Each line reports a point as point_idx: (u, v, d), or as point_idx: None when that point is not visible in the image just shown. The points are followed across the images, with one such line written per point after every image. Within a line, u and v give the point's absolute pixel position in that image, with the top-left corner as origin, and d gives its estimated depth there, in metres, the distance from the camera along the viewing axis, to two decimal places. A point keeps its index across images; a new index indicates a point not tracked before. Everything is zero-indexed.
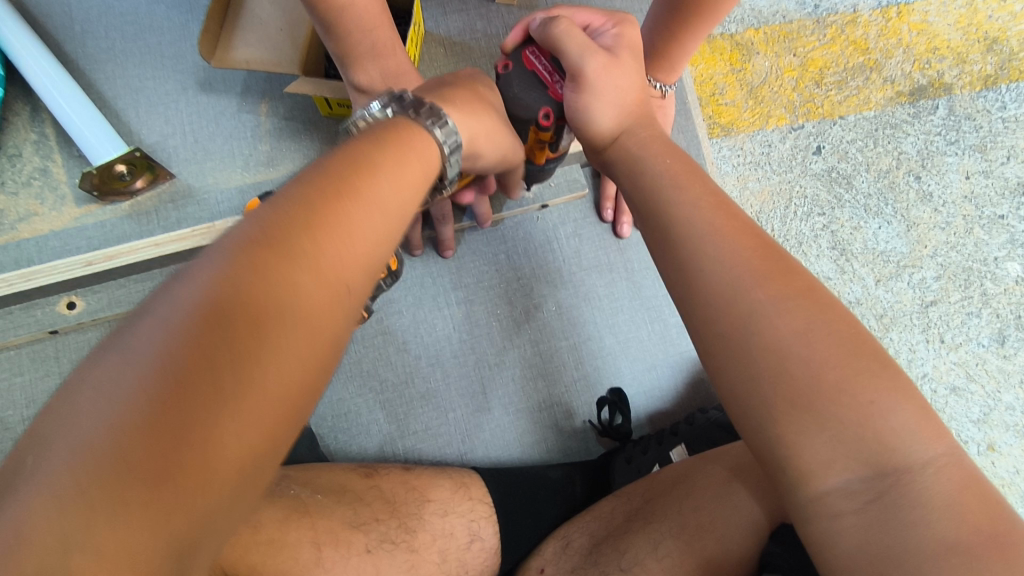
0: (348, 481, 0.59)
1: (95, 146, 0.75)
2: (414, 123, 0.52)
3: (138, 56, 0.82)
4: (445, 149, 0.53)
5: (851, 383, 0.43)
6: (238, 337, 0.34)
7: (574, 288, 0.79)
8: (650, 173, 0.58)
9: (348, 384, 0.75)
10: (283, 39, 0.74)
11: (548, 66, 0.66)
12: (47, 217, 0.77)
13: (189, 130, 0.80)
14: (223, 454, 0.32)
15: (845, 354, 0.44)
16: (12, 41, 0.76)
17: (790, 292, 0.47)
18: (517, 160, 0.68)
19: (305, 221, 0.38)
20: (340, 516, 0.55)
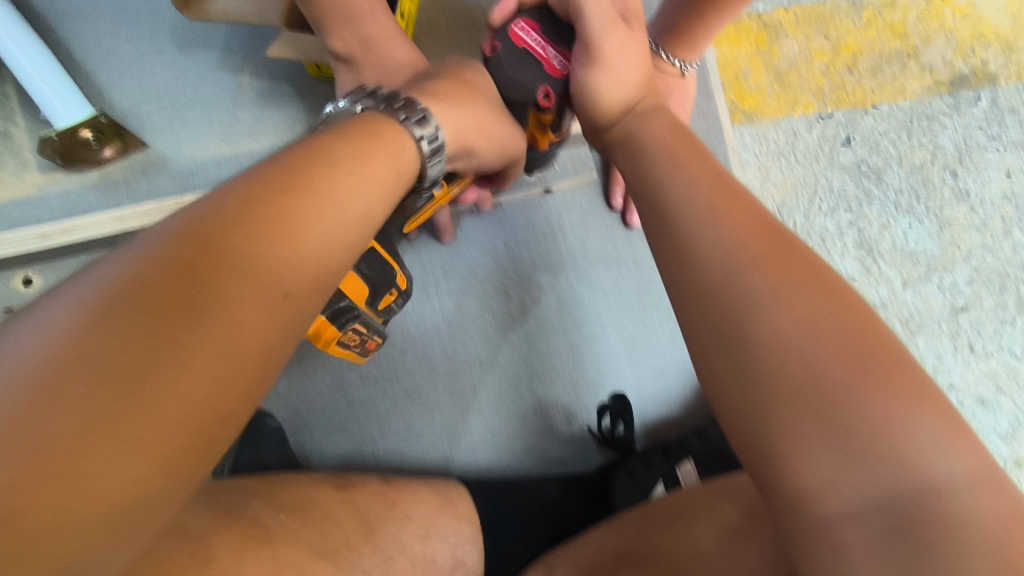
0: (319, 496, 0.53)
1: (55, 107, 0.68)
2: (390, 117, 0.47)
3: (107, 12, 0.74)
4: (425, 148, 0.48)
5: (860, 387, 0.35)
6: (136, 343, 0.30)
7: (577, 281, 0.72)
8: (652, 154, 0.51)
9: (327, 377, 0.69)
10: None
11: (540, 43, 0.58)
12: (6, 184, 0.71)
13: (163, 95, 0.73)
14: (111, 477, 0.28)
15: (848, 355, 0.36)
16: None
17: (826, 301, 0.39)
18: (519, 152, 0.61)
19: (240, 220, 0.35)
20: (306, 543, 0.48)
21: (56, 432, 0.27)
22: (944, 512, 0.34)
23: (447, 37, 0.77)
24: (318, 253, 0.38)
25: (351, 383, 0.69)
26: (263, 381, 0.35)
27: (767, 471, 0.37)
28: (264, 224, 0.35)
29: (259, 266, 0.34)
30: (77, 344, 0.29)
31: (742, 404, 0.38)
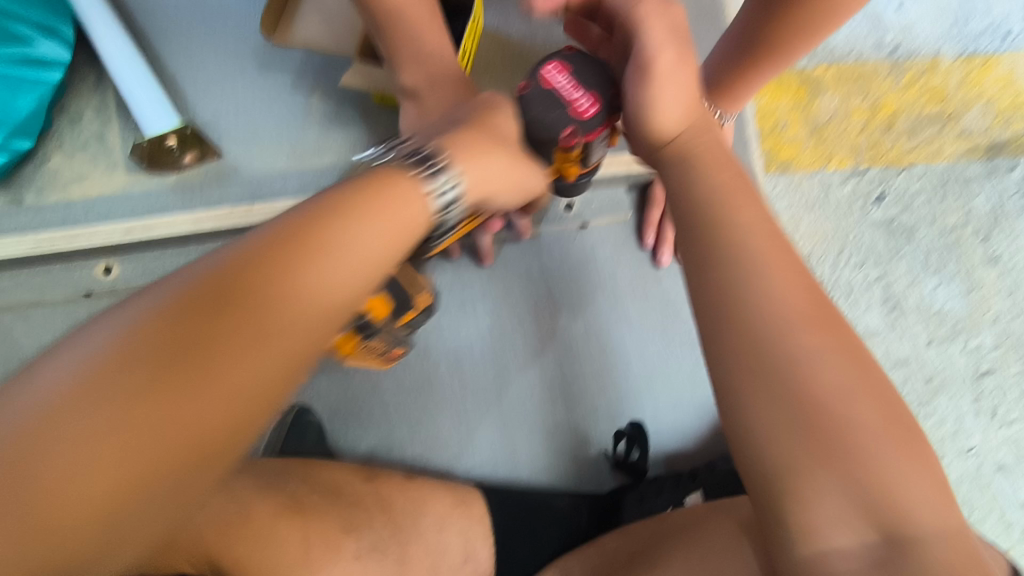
0: (346, 482, 0.59)
1: (148, 116, 0.76)
2: (398, 171, 0.45)
3: (200, 34, 0.83)
4: (434, 203, 0.45)
5: (886, 445, 0.39)
6: (135, 375, 0.32)
7: (605, 312, 0.76)
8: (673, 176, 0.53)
9: (363, 379, 0.75)
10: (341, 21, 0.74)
11: (570, 83, 0.55)
12: (98, 181, 0.79)
13: (242, 110, 0.81)
14: (98, 496, 0.30)
15: (879, 409, 0.40)
16: (86, 8, 0.79)
17: (836, 347, 0.42)
18: (538, 190, 0.59)
19: (266, 254, 0.36)
20: (334, 518, 0.56)
21: (49, 455, 0.30)
22: (922, 547, 0.38)
23: (500, 74, 0.84)
24: (342, 288, 0.38)
25: (387, 387, 0.74)
26: (262, 416, 0.35)
27: (762, 494, 0.41)
28: (282, 253, 0.36)
29: (271, 295, 0.35)
30: (84, 372, 0.31)
31: (748, 428, 0.41)
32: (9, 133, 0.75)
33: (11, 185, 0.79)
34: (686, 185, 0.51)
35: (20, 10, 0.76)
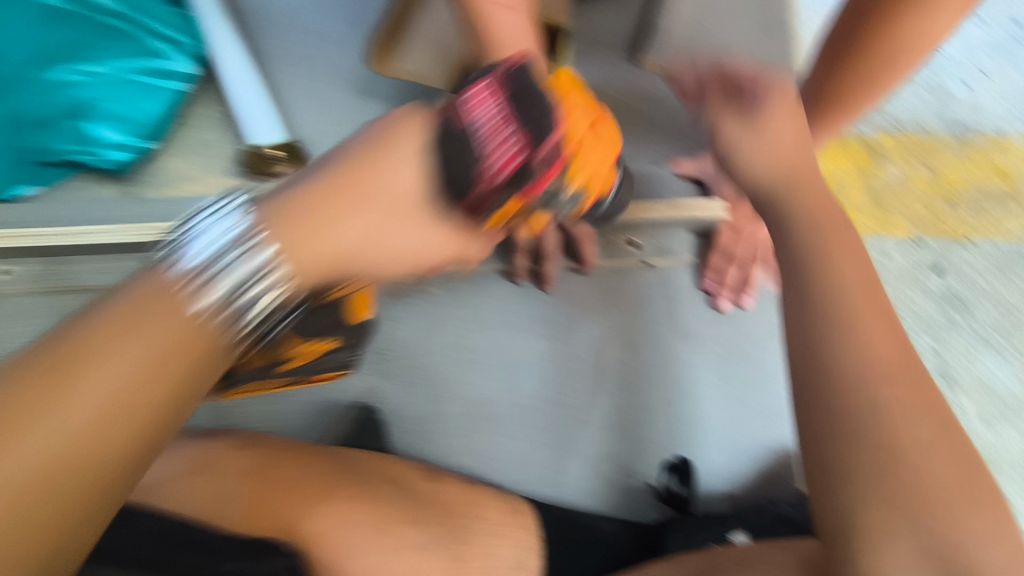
0: (408, 478, 0.62)
1: (257, 130, 0.83)
2: (164, 289, 0.45)
3: (309, 57, 0.91)
4: (219, 293, 0.46)
5: (953, 506, 0.41)
6: (124, 333, 0.43)
7: (662, 349, 0.79)
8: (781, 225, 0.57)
9: (420, 391, 0.77)
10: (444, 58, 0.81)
11: (496, 117, 0.53)
12: (204, 181, 0.86)
13: (337, 129, 0.88)
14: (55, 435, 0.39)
15: (955, 473, 0.43)
16: (215, 30, 0.87)
17: (918, 403, 0.45)
18: (426, 260, 0.57)
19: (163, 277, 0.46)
20: (402, 509, 0.58)
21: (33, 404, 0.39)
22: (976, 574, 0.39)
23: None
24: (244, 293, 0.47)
25: (443, 400, 0.77)
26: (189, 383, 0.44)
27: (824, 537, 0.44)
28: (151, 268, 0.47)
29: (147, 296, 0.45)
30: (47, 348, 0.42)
31: (830, 471, 0.44)
32: (137, 134, 0.84)
33: (124, 178, 0.85)
34: (772, 230, 0.58)
35: (163, 32, 0.88)
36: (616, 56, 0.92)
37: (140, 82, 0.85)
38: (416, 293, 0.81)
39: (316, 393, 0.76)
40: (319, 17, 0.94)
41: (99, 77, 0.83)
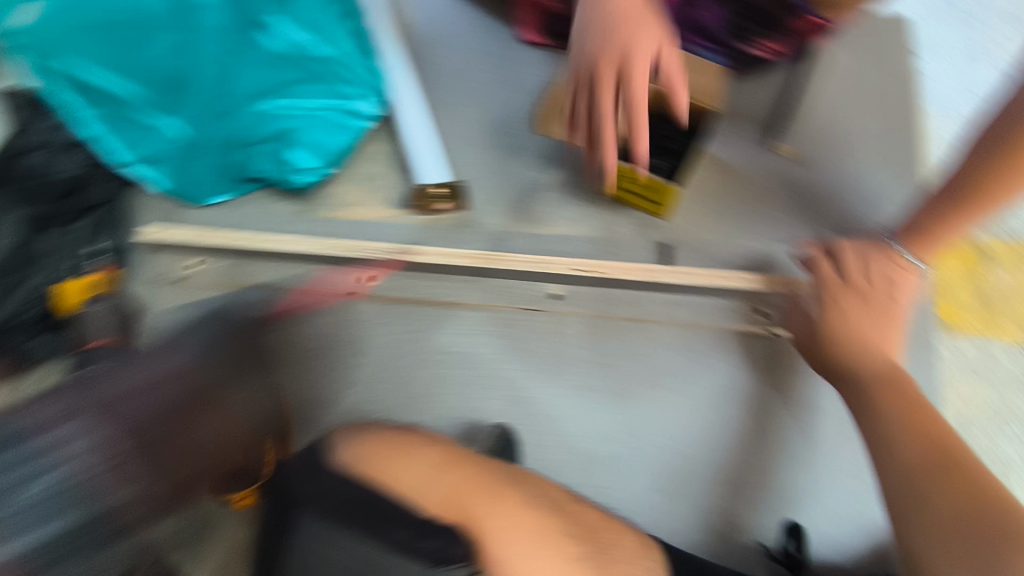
0: (557, 498, 0.64)
1: (429, 172, 0.95)
2: None
3: (471, 110, 1.01)
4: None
5: (991, 556, 0.60)
6: None
7: (778, 416, 0.83)
8: (860, 376, 0.76)
9: (543, 421, 0.84)
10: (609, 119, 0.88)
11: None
12: (364, 208, 0.97)
13: (490, 175, 0.97)
14: None
15: (961, 525, 0.63)
16: (398, 83, 0.99)
17: (961, 489, 0.65)
18: None
19: None
20: (554, 532, 0.58)
21: None
22: None
23: (705, 187, 0.96)
24: None
25: (566, 433, 0.84)
26: None
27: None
28: None
29: None
30: None
31: (907, 540, 0.66)
32: (324, 161, 0.95)
33: (302, 197, 0.97)
34: (864, 369, 0.76)
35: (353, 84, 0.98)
36: (747, 136, 0.99)
37: (330, 117, 0.95)
38: (549, 330, 0.87)
39: (453, 409, 0.85)
40: (480, 73, 1.04)
41: (298, 110, 0.94)
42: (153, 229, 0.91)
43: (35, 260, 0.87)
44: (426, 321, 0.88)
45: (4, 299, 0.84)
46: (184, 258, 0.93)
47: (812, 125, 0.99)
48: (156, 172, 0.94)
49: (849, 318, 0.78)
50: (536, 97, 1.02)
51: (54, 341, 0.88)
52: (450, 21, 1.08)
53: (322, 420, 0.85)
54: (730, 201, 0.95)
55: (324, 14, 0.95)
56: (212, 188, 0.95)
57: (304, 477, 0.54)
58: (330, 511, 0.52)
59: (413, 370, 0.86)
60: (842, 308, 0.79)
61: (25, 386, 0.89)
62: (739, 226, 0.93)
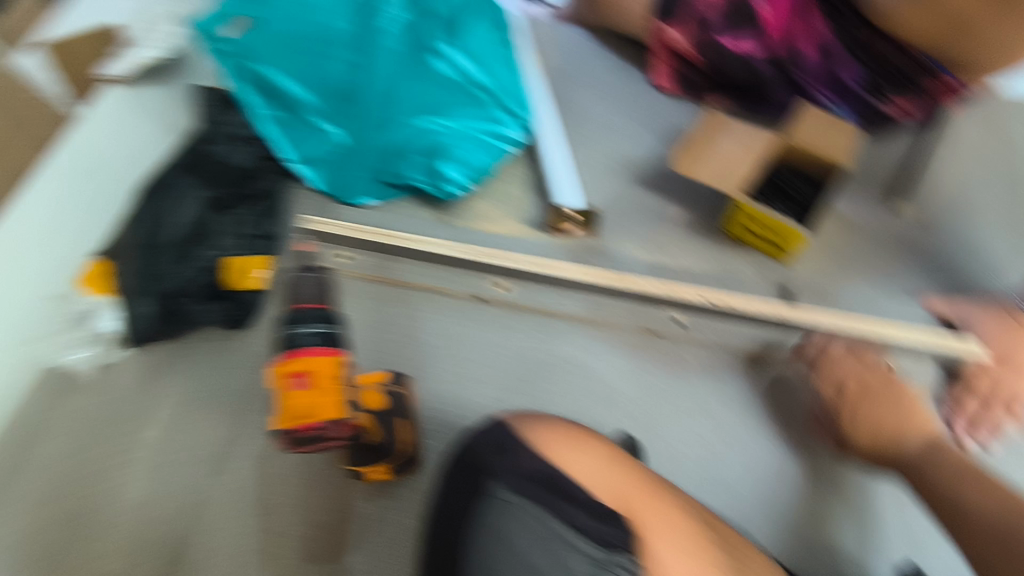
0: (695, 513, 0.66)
1: (566, 196, 1.03)
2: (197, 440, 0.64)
3: (606, 149, 1.11)
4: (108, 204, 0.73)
5: None
6: None
7: (867, 470, 0.87)
8: (931, 456, 0.78)
9: (660, 437, 0.88)
10: (741, 165, 0.97)
11: None
12: (497, 222, 1.04)
13: (620, 207, 1.05)
14: None
15: None
16: (544, 114, 1.09)
17: None
18: None
19: None
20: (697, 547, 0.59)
21: None
22: None
23: (823, 238, 1.01)
24: None
25: (680, 455, 0.87)
26: None
27: None
28: None
29: None
30: None
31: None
32: (470, 176, 1.04)
33: (442, 207, 1.05)
34: (930, 455, 0.79)
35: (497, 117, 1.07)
36: (873, 196, 1.04)
37: (480, 139, 1.04)
38: (669, 355, 0.94)
39: (572, 416, 0.90)
40: (616, 116, 1.14)
41: (452, 129, 1.03)
42: (315, 222, 0.97)
43: (209, 234, 0.97)
44: (555, 333, 0.95)
45: (176, 268, 0.94)
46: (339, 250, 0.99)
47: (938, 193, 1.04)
48: (312, 172, 1.05)
49: (869, 421, 0.84)
50: (668, 141, 1.10)
51: (215, 312, 0.97)
52: (593, 69, 1.19)
53: (449, 413, 0.90)
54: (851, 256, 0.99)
55: (490, 48, 1.06)
56: (363, 189, 1.05)
57: (496, 454, 0.59)
58: (523, 484, 0.56)
59: (538, 377, 0.92)
60: (858, 412, 0.85)
61: (185, 348, 0.98)
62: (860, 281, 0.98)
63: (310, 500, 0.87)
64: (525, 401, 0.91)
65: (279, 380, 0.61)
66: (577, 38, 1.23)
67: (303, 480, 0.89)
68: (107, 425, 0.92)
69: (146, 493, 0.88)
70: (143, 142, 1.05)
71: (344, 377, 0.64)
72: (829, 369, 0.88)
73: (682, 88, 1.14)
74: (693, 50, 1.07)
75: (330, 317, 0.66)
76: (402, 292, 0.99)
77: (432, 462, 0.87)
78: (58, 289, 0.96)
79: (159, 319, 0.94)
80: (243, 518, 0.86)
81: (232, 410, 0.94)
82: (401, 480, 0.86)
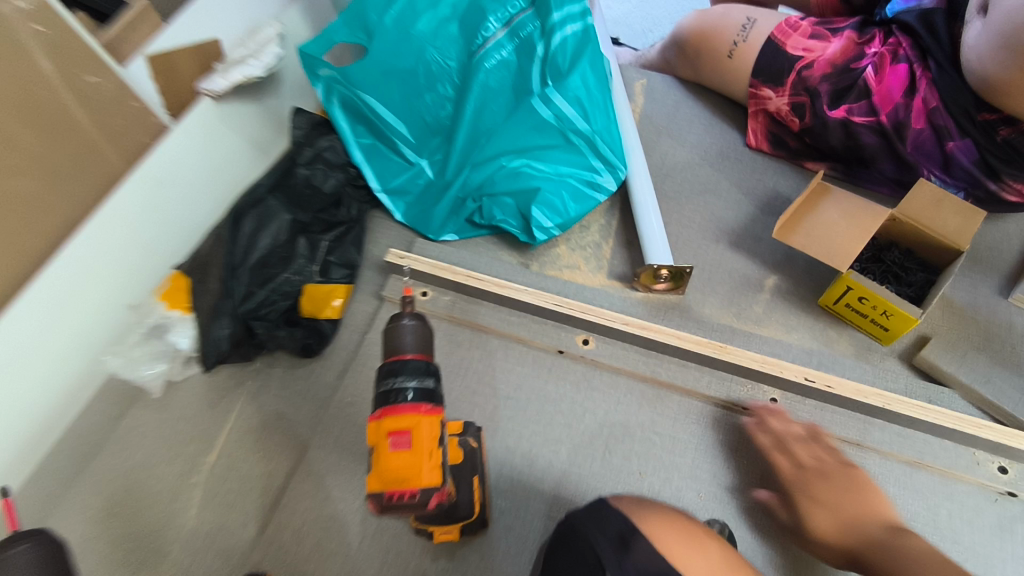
0: None
1: (656, 252, 0.96)
2: None
3: (697, 206, 1.07)
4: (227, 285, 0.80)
5: None
6: None
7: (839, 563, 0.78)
8: (880, 540, 0.71)
9: (748, 522, 0.81)
10: (846, 232, 0.91)
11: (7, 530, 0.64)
12: (585, 274, 1.01)
13: (710, 269, 1.01)
14: None
15: None
16: (636, 163, 1.05)
17: None
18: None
19: None
20: None
21: None
22: None
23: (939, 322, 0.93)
24: None
25: (772, 547, 0.80)
26: None
27: None
28: None
29: None
30: None
31: None
32: (557, 220, 1.00)
33: (526, 251, 1.04)
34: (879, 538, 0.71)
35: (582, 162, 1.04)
36: (985, 285, 0.97)
37: (573, 185, 1.02)
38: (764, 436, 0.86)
39: (651, 491, 0.83)
40: (709, 173, 1.10)
41: (545, 173, 1.02)
42: (396, 255, 0.99)
43: (293, 258, 0.95)
44: (640, 398, 0.89)
45: (256, 290, 0.92)
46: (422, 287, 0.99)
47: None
48: (395, 203, 1.06)
49: (824, 506, 0.76)
50: (764, 206, 1.07)
51: (288, 339, 0.94)
52: (686, 123, 1.16)
53: (523, 472, 0.86)
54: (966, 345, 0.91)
55: (591, 92, 1.03)
56: (447, 224, 1.05)
57: (615, 549, 0.54)
58: None
59: (620, 444, 0.87)
60: (812, 494, 0.78)
61: (252, 372, 0.96)
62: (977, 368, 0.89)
63: (368, 552, 0.82)
64: (599, 466, 0.86)
65: (378, 437, 0.58)
66: (671, 90, 1.20)
67: (361, 528, 0.83)
68: (172, 446, 0.91)
69: (200, 523, 0.85)
70: (226, 153, 1.05)
71: (439, 437, 0.60)
72: (785, 450, 0.82)
73: (777, 149, 1.11)
74: (789, 112, 1.04)
75: (430, 370, 0.63)
76: (480, 336, 0.95)
77: (502, 523, 0.83)
78: (134, 298, 0.95)
79: (234, 340, 0.91)
80: (295, 562, 0.82)
81: (296, 443, 0.92)
82: (468, 540, 0.81)
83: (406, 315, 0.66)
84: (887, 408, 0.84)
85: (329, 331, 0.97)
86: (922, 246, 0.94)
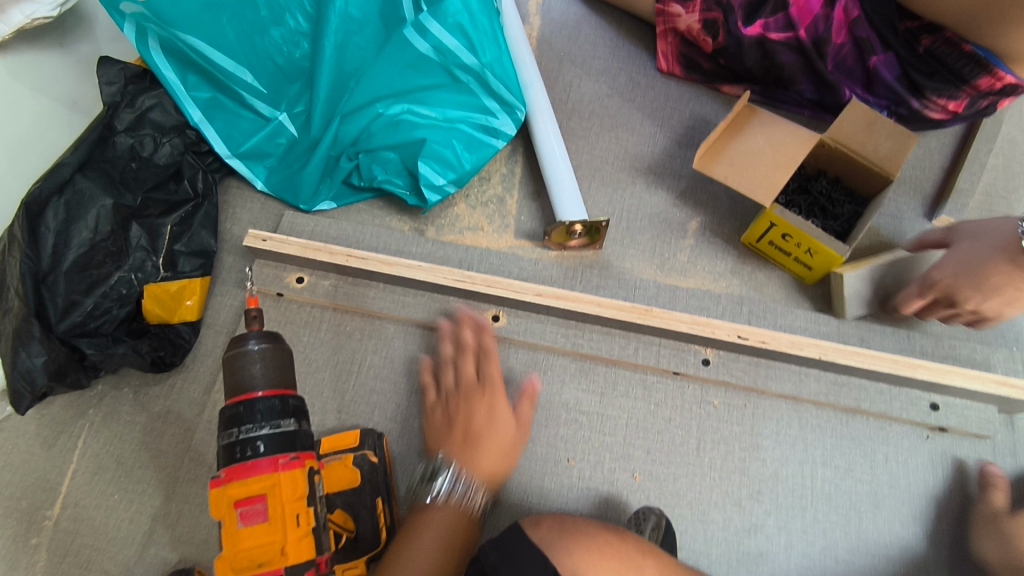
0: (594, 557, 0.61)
1: (567, 206, 0.84)
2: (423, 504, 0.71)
3: (608, 143, 0.94)
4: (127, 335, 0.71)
5: None
6: None
7: (712, 490, 0.75)
8: None
9: (683, 498, 0.74)
10: (770, 163, 0.82)
11: None
12: (489, 236, 0.88)
13: (625, 216, 0.90)
14: None
15: None
16: (537, 99, 0.89)
17: None
18: None
19: None
20: None
21: None
22: None
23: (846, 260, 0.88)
24: None
25: (712, 520, 0.74)
26: None
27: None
28: None
29: None
30: None
31: None
32: (449, 175, 0.85)
33: (418, 216, 0.88)
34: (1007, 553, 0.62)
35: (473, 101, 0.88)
36: (912, 209, 0.91)
37: (464, 132, 0.86)
38: (693, 399, 0.79)
39: (579, 479, 0.75)
40: (620, 103, 0.97)
41: (431, 119, 0.86)
42: (256, 236, 0.81)
43: (126, 252, 0.77)
44: (562, 374, 0.80)
45: (87, 295, 0.74)
46: (297, 271, 0.83)
47: (990, 199, 0.91)
48: (253, 170, 0.86)
49: None
50: (680, 137, 0.95)
51: (131, 355, 0.75)
52: (590, 46, 1.01)
53: None
54: (883, 264, 0.81)
55: (475, 17, 0.86)
56: (318, 190, 0.86)
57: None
58: None
59: (543, 430, 0.77)
60: None
61: (94, 398, 0.78)
62: (886, 273, 0.81)
63: None
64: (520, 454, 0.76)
65: (225, 508, 0.50)
66: (574, 9, 1.04)
67: None
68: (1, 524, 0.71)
69: None
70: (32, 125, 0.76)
71: (310, 491, 0.52)
72: None
73: (689, 71, 0.97)
74: (701, 31, 0.91)
75: (286, 408, 0.54)
76: (371, 324, 0.81)
77: None
78: None
79: (54, 370, 0.71)
80: None
81: (161, 479, 0.74)
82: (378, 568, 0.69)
83: (252, 338, 0.55)
84: (825, 359, 0.78)
85: (185, 337, 0.78)
86: (845, 175, 0.88)
